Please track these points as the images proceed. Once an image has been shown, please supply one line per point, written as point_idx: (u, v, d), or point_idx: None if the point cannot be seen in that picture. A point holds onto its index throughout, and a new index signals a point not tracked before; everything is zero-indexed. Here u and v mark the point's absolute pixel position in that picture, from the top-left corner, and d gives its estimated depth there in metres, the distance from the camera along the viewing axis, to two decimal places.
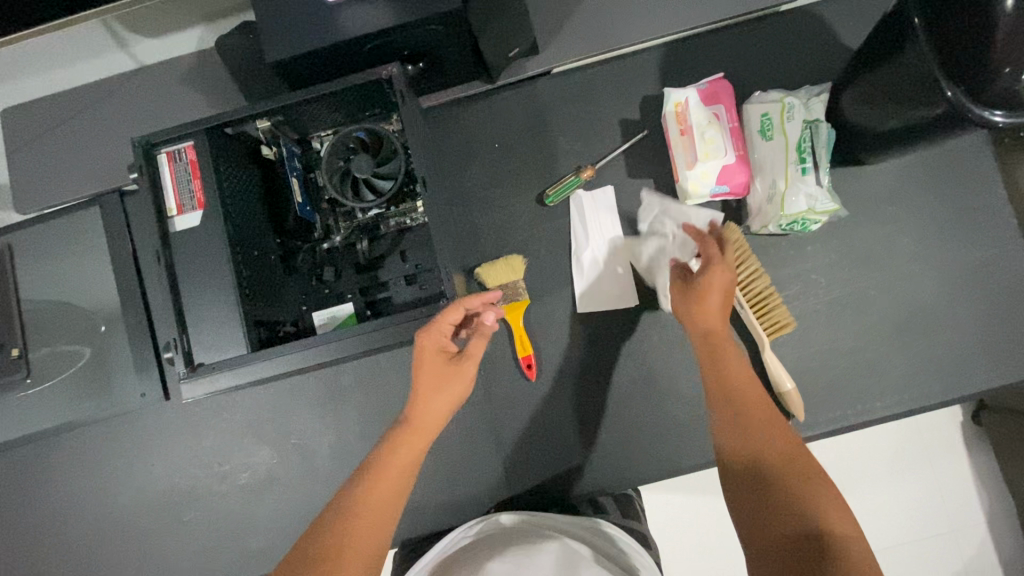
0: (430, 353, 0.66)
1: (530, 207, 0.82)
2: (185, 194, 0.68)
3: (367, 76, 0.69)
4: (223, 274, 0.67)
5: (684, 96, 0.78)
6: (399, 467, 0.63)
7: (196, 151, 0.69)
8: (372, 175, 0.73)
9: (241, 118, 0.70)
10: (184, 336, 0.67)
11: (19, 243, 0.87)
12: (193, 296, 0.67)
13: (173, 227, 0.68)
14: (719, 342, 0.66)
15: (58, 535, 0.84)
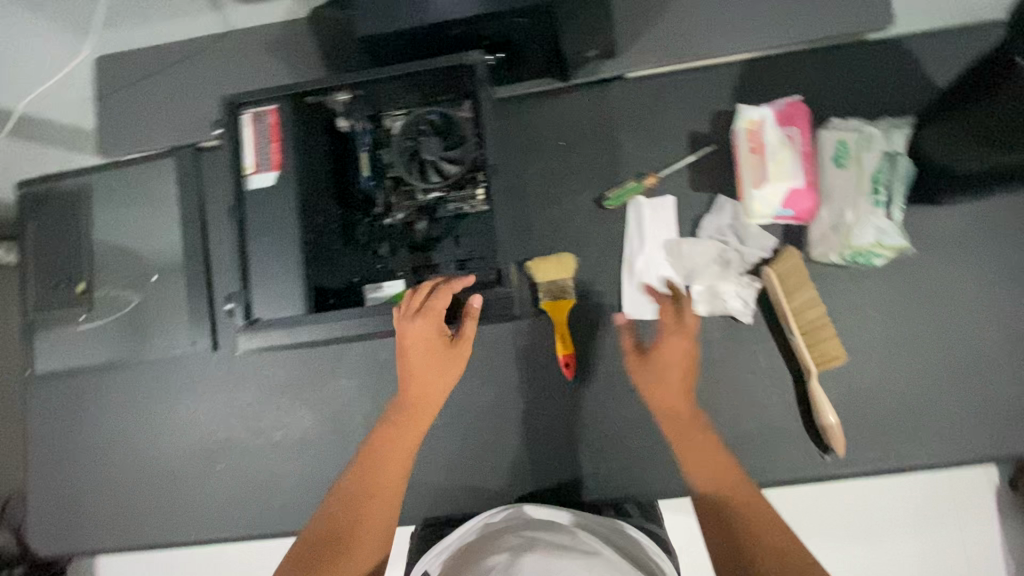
0: (424, 344, 0.68)
1: (588, 207, 0.82)
2: (262, 154, 0.72)
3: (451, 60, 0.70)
4: (290, 236, 0.71)
5: (760, 114, 0.76)
6: (396, 461, 0.67)
7: (278, 115, 0.72)
8: (440, 157, 0.74)
9: (324, 89, 0.73)
10: (246, 289, 0.71)
11: (97, 184, 0.91)
12: (259, 253, 0.71)
13: (249, 184, 0.71)
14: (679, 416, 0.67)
15: (94, 468, 0.87)
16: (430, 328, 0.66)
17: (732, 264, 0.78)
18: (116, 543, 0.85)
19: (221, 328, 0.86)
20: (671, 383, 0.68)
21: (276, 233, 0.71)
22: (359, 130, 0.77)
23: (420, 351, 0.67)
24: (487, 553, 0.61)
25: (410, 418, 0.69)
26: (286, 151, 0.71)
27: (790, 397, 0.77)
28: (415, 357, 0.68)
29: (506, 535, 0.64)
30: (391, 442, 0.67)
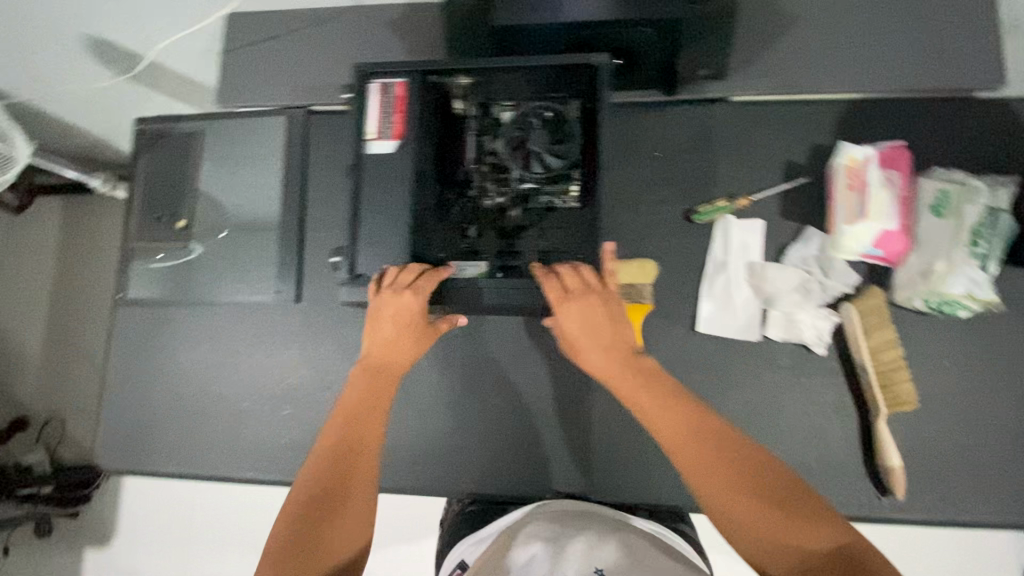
0: (398, 321, 0.73)
1: (676, 218, 0.84)
2: (385, 123, 0.76)
3: (577, 59, 0.73)
4: (398, 204, 0.76)
5: (863, 154, 0.77)
6: (365, 429, 0.70)
7: (406, 88, 0.76)
8: (546, 151, 0.76)
9: (449, 70, 0.77)
10: (353, 247, 0.77)
11: (210, 130, 0.97)
12: (368, 215, 0.76)
13: (366, 148, 0.76)
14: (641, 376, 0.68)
15: (163, 395, 0.90)
16: (414, 304, 0.71)
17: (812, 295, 0.79)
18: (173, 469, 0.88)
19: (305, 281, 0.90)
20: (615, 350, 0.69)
21: (386, 196, 0.76)
22: (472, 115, 0.80)
23: (392, 323, 0.73)
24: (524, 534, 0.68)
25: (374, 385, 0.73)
26: (407, 122, 0.76)
27: (854, 434, 0.77)
28: (386, 332, 0.73)
29: (535, 518, 0.71)
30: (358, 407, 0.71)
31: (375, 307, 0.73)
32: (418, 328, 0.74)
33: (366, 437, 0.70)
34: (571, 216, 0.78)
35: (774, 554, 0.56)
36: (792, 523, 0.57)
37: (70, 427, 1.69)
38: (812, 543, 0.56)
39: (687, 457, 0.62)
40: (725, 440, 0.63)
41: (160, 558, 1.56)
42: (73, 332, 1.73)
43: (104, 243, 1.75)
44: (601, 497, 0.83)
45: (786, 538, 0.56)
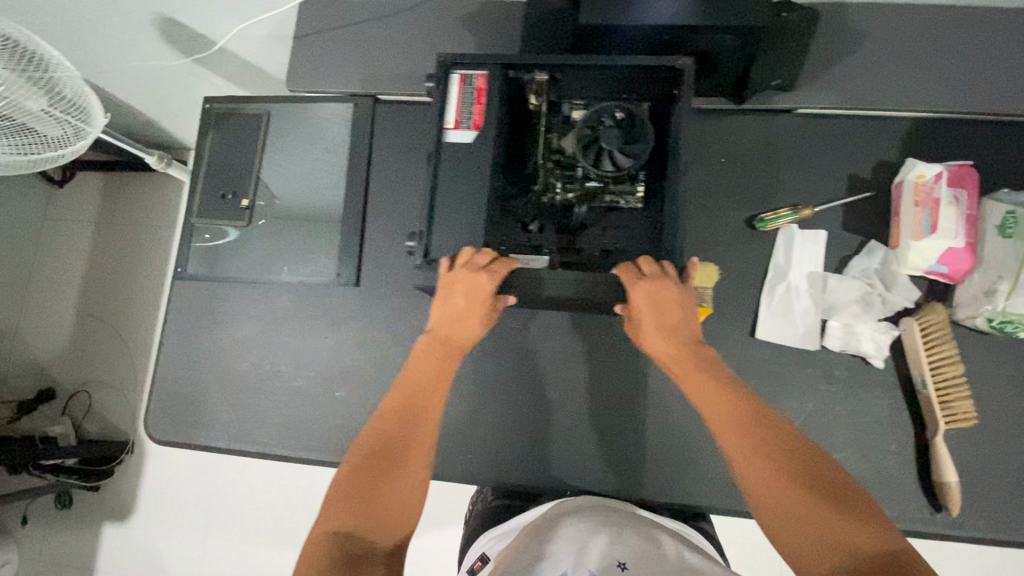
0: (466, 300, 0.73)
1: (738, 225, 0.85)
2: (465, 114, 0.77)
3: (663, 61, 0.74)
4: (476, 190, 0.76)
5: (931, 171, 0.78)
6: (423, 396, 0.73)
7: (486, 81, 0.77)
8: (619, 149, 0.74)
9: (528, 65, 0.78)
10: (426, 233, 0.76)
11: (276, 112, 0.98)
12: (445, 201, 0.76)
13: (446, 137, 0.77)
14: (697, 365, 0.69)
15: (218, 370, 0.91)
16: (488, 286, 0.71)
17: (874, 307, 0.79)
18: (226, 444, 0.88)
19: (365, 267, 0.91)
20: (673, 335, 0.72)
21: (464, 185, 0.76)
22: (544, 113, 0.83)
23: (461, 300, 0.73)
24: (546, 530, 0.66)
25: (433, 356, 0.75)
26: (488, 113, 0.77)
27: (908, 447, 0.78)
28: (453, 307, 0.75)
29: (558, 515, 0.70)
30: (417, 377, 0.74)
31: (446, 282, 0.73)
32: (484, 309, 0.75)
33: (422, 409, 0.72)
34: (632, 217, 0.82)
35: (820, 545, 0.55)
36: (841, 517, 0.55)
37: (96, 401, 1.70)
38: (851, 536, 0.54)
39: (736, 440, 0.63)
40: (773, 430, 0.63)
41: (183, 534, 1.57)
42: (104, 306, 1.74)
43: (139, 221, 1.77)
44: (651, 498, 0.83)
45: (831, 531, 0.55)
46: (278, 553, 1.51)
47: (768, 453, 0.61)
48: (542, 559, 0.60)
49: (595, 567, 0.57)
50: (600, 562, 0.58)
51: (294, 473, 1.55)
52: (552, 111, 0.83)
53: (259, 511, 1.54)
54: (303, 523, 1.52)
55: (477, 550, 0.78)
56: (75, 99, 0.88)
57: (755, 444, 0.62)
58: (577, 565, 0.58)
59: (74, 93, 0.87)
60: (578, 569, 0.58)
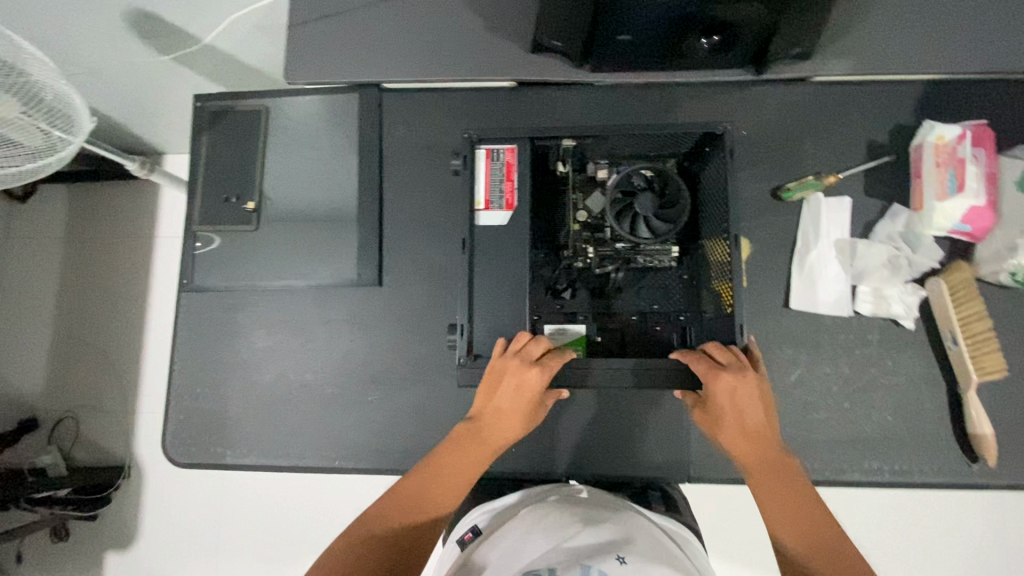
0: (516, 394, 0.70)
1: (765, 197, 0.85)
2: (496, 194, 0.76)
3: (708, 127, 0.75)
4: (512, 240, 0.76)
5: (950, 132, 0.80)
6: (458, 483, 0.68)
7: (514, 154, 0.77)
8: (653, 215, 0.76)
9: (555, 135, 0.77)
10: (467, 326, 0.74)
11: (275, 109, 0.93)
12: (480, 263, 0.76)
13: (480, 221, 0.76)
14: (769, 459, 0.68)
15: (239, 384, 0.86)
16: (539, 382, 0.69)
17: (901, 269, 0.81)
18: (253, 460, 0.84)
19: (387, 264, 0.87)
20: (749, 424, 0.69)
21: (505, 261, 0.76)
22: (571, 176, 0.83)
23: (509, 393, 0.70)
24: (533, 523, 0.65)
25: (480, 447, 0.70)
26: (520, 193, 0.76)
27: (943, 404, 0.80)
28: (502, 397, 0.71)
29: (546, 508, 0.69)
30: (457, 461, 0.69)
31: (495, 372, 0.71)
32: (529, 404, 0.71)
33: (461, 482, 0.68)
34: (663, 277, 0.83)
35: None
36: None
37: (85, 426, 1.61)
38: None
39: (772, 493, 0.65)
40: (808, 499, 0.65)
41: (193, 557, 1.51)
42: (84, 327, 1.64)
43: (113, 234, 1.67)
44: (698, 476, 0.83)
45: None
46: (298, 566, 1.47)
47: (807, 531, 0.62)
48: (530, 556, 0.59)
49: (592, 564, 0.56)
50: (598, 557, 0.57)
51: (307, 484, 1.50)
52: (577, 173, 0.83)
53: (273, 524, 1.49)
54: (321, 534, 1.47)
55: (462, 527, 0.77)
56: (56, 103, 0.81)
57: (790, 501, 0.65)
58: (571, 560, 0.56)
59: (55, 97, 0.81)
60: (570, 565, 0.56)
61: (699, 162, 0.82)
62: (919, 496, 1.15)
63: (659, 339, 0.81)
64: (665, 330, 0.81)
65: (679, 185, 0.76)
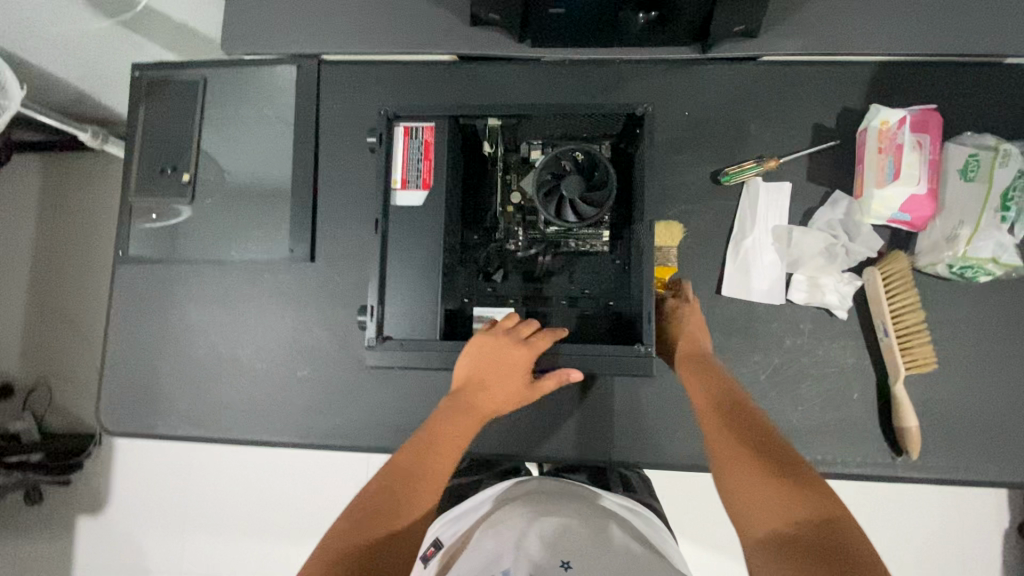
0: (503, 368, 0.70)
1: (703, 181, 0.83)
2: (412, 172, 0.75)
3: (624, 107, 0.74)
4: (434, 216, 0.74)
5: (895, 116, 0.77)
6: (447, 453, 0.66)
7: (433, 134, 0.75)
8: (580, 198, 0.74)
9: (477, 114, 0.76)
10: (380, 306, 0.74)
11: (213, 79, 0.91)
12: (400, 239, 0.75)
13: (396, 199, 0.75)
14: (703, 364, 0.72)
15: (172, 355, 0.87)
16: (523, 355, 0.70)
17: (838, 258, 0.78)
18: (184, 430, 0.85)
19: (320, 240, 0.86)
20: (694, 342, 0.75)
21: (423, 245, 0.74)
22: (502, 156, 0.81)
23: (495, 368, 0.70)
24: (488, 526, 0.63)
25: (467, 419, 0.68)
26: (436, 171, 0.75)
27: (871, 396, 0.79)
28: (491, 373, 0.70)
29: (505, 507, 0.66)
30: (442, 434, 0.67)
31: (479, 350, 0.70)
32: (516, 383, 0.71)
33: (444, 460, 0.65)
34: (599, 260, 0.82)
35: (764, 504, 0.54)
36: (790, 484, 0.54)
37: (57, 395, 1.64)
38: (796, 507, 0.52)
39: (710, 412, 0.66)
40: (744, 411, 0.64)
41: (161, 525, 1.55)
42: (55, 296, 1.65)
43: (85, 205, 1.67)
44: (620, 461, 0.80)
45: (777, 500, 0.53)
46: (260, 537, 1.50)
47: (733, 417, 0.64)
48: (481, 563, 0.57)
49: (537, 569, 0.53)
50: (544, 560, 0.54)
51: (270, 457, 1.52)
52: (510, 153, 0.82)
53: (238, 495, 1.52)
54: (282, 509, 1.50)
55: (432, 538, 0.73)
56: None
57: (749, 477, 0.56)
58: (519, 563, 0.54)
59: None
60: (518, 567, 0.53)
61: (632, 144, 0.79)
62: (857, 489, 1.13)
63: (588, 325, 0.80)
64: (594, 314, 0.80)
65: (607, 167, 0.74)
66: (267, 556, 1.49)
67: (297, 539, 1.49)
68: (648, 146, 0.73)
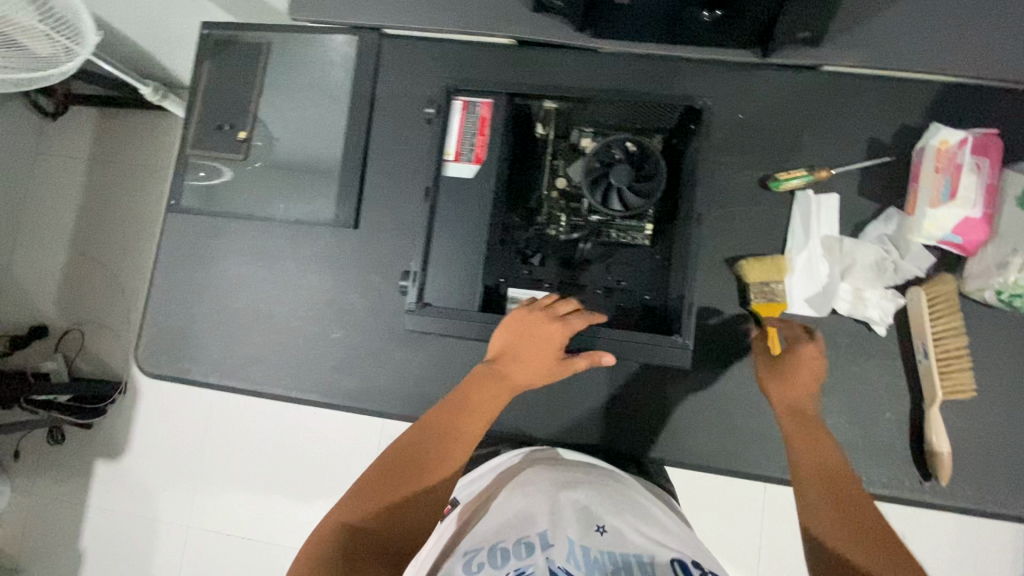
0: (537, 343, 0.70)
1: (751, 185, 0.82)
2: (467, 146, 0.76)
3: (685, 99, 0.75)
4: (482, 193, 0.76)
5: (956, 137, 0.76)
6: (474, 420, 0.67)
7: (490, 109, 0.77)
8: (628, 187, 0.74)
9: (534, 95, 0.78)
10: (422, 273, 0.75)
11: (278, 44, 0.94)
12: (448, 212, 0.76)
13: (447, 170, 0.76)
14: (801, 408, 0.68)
15: (212, 305, 0.89)
16: (557, 334, 0.70)
17: (886, 274, 0.77)
18: (217, 379, 0.87)
19: (364, 208, 0.88)
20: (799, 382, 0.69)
21: (468, 219, 0.76)
22: (552, 140, 0.81)
23: (529, 342, 0.70)
24: (511, 490, 0.64)
25: (496, 389, 0.68)
26: (490, 147, 0.76)
27: (903, 418, 0.77)
28: (524, 346, 0.70)
29: (527, 473, 0.68)
30: (473, 400, 0.67)
31: (516, 323, 0.71)
32: (548, 360, 0.70)
33: (470, 427, 0.66)
34: (637, 252, 0.82)
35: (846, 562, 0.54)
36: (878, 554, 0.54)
37: (88, 341, 1.69)
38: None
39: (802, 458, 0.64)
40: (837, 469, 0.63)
41: (174, 477, 1.59)
42: (96, 246, 1.71)
43: (133, 161, 1.72)
44: (641, 455, 0.80)
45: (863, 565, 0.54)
46: (268, 500, 1.53)
47: (825, 471, 0.62)
48: (513, 523, 0.57)
49: (574, 534, 0.55)
50: (579, 529, 0.56)
51: (284, 423, 1.55)
52: (560, 138, 0.82)
53: (250, 456, 1.55)
54: (292, 475, 1.52)
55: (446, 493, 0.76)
56: (66, 14, 0.84)
57: (839, 540, 0.56)
58: (555, 529, 0.55)
59: (64, 9, 0.83)
60: (556, 533, 0.54)
61: (685, 139, 0.79)
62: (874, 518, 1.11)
63: (622, 317, 0.80)
64: (628, 305, 0.80)
65: (658, 158, 0.75)
66: (272, 519, 1.52)
67: (303, 506, 1.51)
68: (704, 139, 0.74)
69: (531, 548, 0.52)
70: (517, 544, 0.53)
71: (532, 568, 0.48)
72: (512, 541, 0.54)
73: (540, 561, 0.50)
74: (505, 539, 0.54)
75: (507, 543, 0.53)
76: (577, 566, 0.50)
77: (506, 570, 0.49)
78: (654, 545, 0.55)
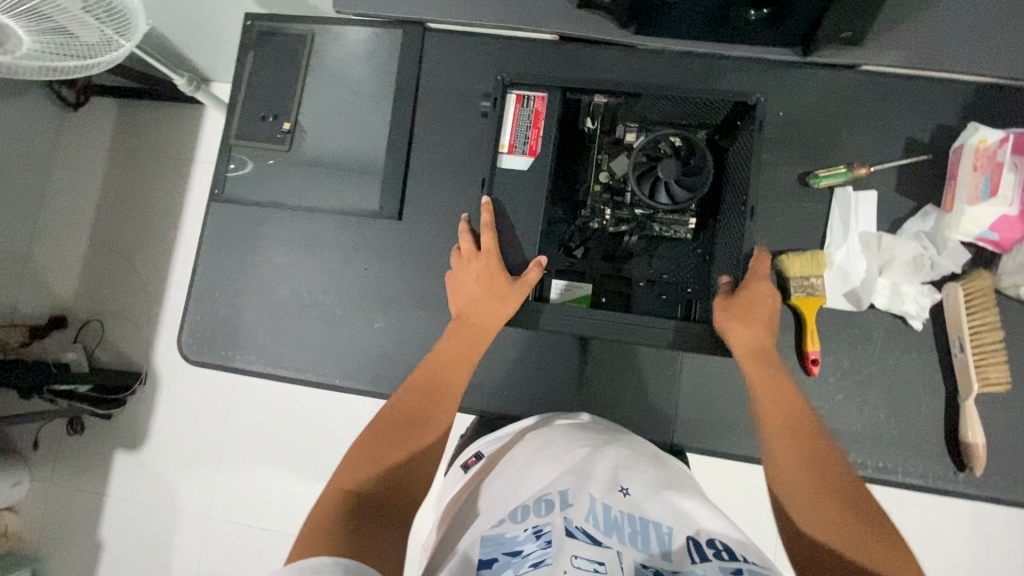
0: (478, 278, 0.77)
1: (791, 182, 0.84)
2: (520, 138, 0.79)
3: (739, 95, 0.75)
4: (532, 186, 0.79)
5: (996, 136, 0.77)
6: (449, 369, 0.72)
7: (544, 104, 0.79)
8: (675, 181, 0.76)
9: (588, 89, 0.79)
10: None
11: (320, 36, 0.95)
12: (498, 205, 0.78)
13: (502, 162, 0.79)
14: (763, 356, 0.71)
15: (255, 294, 0.90)
16: (487, 260, 0.77)
17: (923, 269, 0.79)
18: (261, 367, 0.88)
19: (408, 199, 0.89)
20: (756, 328, 0.71)
21: (522, 212, 0.79)
22: (599, 135, 0.83)
23: (473, 283, 0.77)
24: (536, 451, 0.64)
25: (465, 339, 0.75)
26: (543, 139, 0.78)
27: (938, 409, 0.79)
28: (472, 288, 0.77)
29: (545, 432, 0.68)
30: (444, 359, 0.73)
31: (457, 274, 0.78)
32: (495, 289, 0.75)
33: (449, 381, 0.72)
34: (678, 247, 0.84)
35: (805, 510, 0.59)
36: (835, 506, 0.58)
37: (108, 331, 1.69)
38: (842, 531, 0.56)
39: (770, 414, 0.67)
40: (804, 429, 0.65)
41: (195, 467, 1.60)
42: (116, 236, 1.71)
43: (154, 152, 1.72)
44: (682, 444, 0.81)
45: (819, 513, 0.58)
46: (289, 490, 1.54)
47: (794, 432, 0.65)
48: (537, 487, 0.57)
49: (598, 492, 0.54)
50: (603, 486, 0.55)
51: (305, 415, 1.55)
52: (605, 133, 0.84)
53: (271, 447, 1.56)
54: (313, 467, 1.53)
55: (475, 447, 0.77)
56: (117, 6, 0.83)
57: (800, 489, 0.60)
58: (577, 489, 0.55)
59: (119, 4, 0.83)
60: (578, 494, 0.54)
61: (728, 135, 0.83)
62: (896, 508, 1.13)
63: (663, 311, 0.82)
64: (670, 298, 0.83)
65: (704, 150, 0.76)
66: (293, 509, 1.53)
67: None
68: (756, 134, 0.75)
69: (550, 507, 0.53)
70: (538, 501, 0.54)
71: (550, 527, 0.50)
72: (532, 500, 0.55)
73: (558, 519, 0.51)
74: (526, 499, 0.55)
75: (528, 501, 0.55)
76: (596, 523, 0.52)
77: (523, 524, 0.52)
78: (674, 517, 0.53)
